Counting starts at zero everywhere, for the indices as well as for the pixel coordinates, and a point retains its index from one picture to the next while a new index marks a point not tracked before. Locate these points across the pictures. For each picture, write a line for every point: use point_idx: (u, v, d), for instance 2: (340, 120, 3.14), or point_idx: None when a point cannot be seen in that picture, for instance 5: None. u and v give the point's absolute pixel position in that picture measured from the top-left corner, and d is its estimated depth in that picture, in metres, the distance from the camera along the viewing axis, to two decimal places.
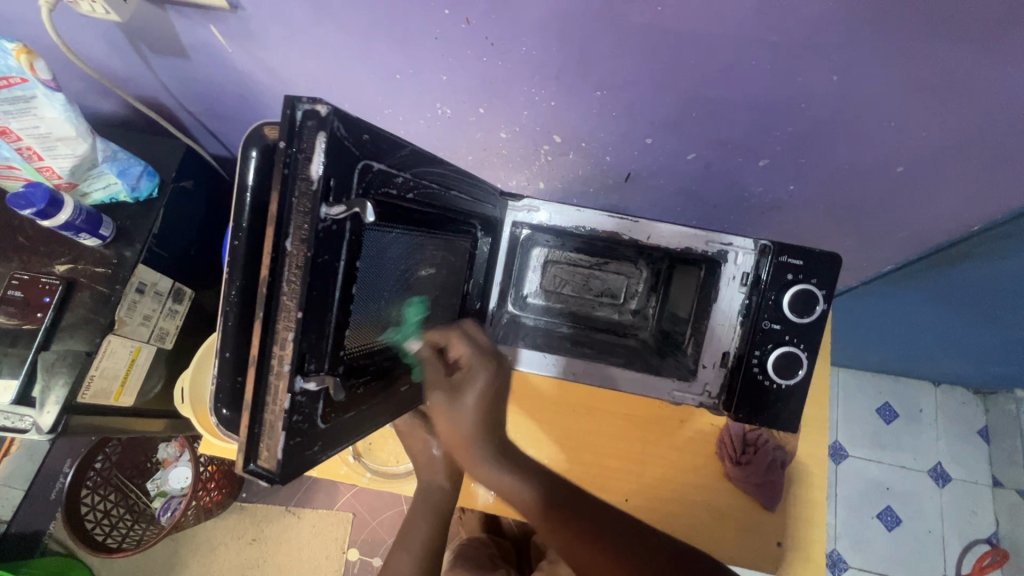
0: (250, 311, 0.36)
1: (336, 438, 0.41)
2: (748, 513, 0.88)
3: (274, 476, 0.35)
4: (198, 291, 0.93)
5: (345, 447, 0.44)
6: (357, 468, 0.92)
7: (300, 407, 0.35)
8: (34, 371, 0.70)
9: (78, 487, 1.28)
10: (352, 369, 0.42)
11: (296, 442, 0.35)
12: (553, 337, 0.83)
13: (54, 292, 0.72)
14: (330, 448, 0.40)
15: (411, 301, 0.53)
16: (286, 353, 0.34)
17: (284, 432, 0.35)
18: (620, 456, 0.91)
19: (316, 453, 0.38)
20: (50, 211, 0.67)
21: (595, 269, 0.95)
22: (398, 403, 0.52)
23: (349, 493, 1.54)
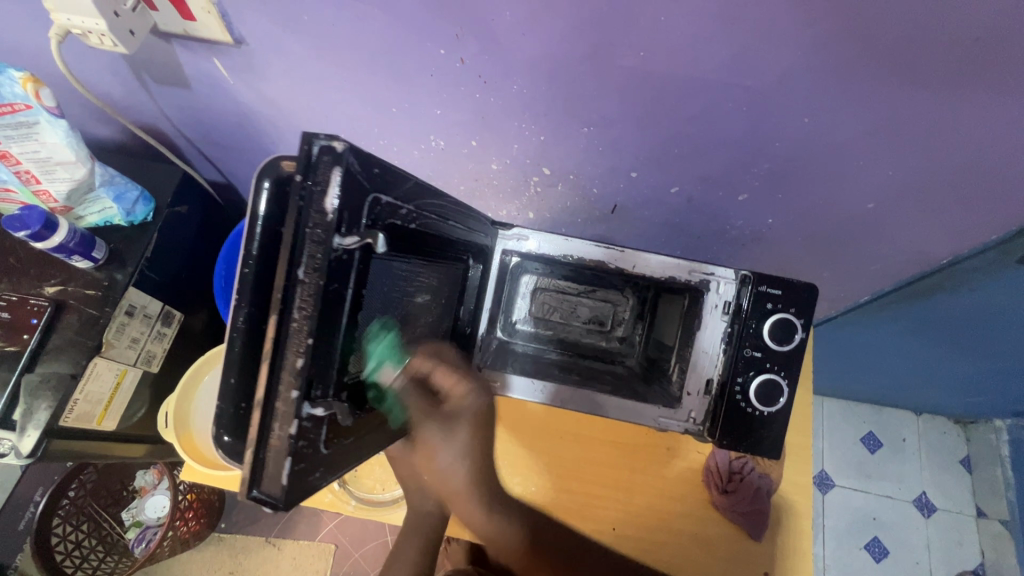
0: (258, 336, 0.37)
1: (337, 463, 0.41)
2: (735, 543, 0.88)
3: (276, 502, 0.34)
4: (189, 314, 0.93)
5: (341, 473, 0.44)
6: (342, 496, 0.91)
7: (306, 432, 0.35)
8: (16, 393, 0.69)
9: (49, 517, 1.24)
10: (354, 394, 0.43)
11: (301, 467, 0.36)
12: (542, 364, 0.84)
13: (42, 313, 0.72)
14: (331, 474, 0.40)
15: (409, 325, 0.54)
16: (297, 379, 0.34)
17: (289, 455, 0.35)
18: (606, 483, 0.91)
19: (317, 479, 0.38)
20: (44, 233, 0.67)
21: (582, 297, 0.96)
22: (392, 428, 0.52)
23: (332, 524, 1.50)
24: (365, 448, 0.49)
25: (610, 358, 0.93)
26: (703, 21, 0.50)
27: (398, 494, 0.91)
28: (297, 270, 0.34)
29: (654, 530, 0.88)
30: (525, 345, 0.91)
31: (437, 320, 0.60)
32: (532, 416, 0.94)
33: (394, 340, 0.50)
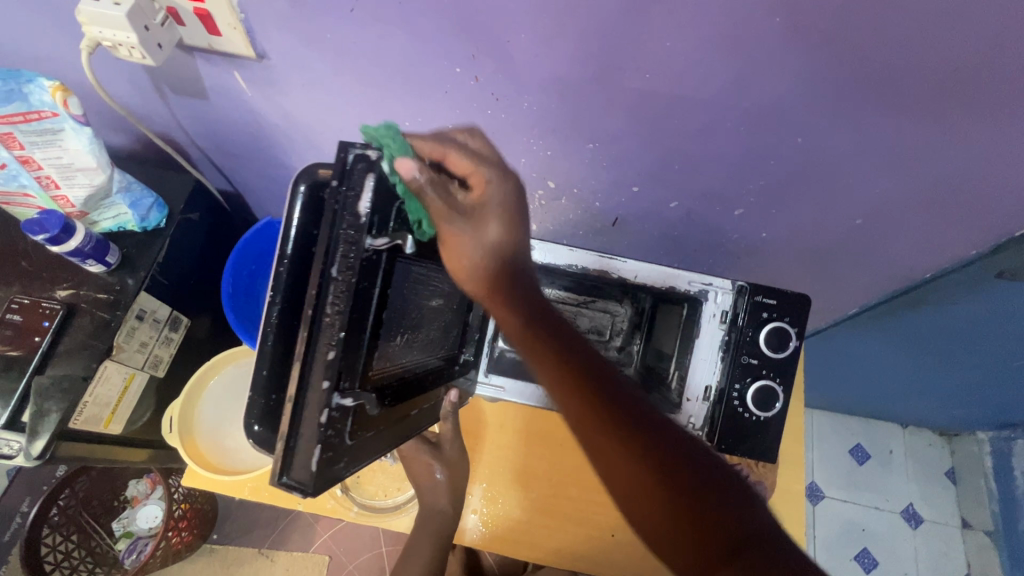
0: (289, 333, 0.38)
1: (360, 455, 0.42)
2: None
3: (306, 487, 0.35)
4: (194, 320, 0.94)
5: (363, 466, 0.44)
6: (345, 502, 0.91)
7: (334, 422, 0.37)
8: (26, 396, 0.69)
9: (38, 527, 1.22)
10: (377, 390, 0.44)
11: (328, 456, 0.37)
12: None
13: (54, 316, 0.73)
14: (354, 465, 0.41)
15: (422, 327, 0.55)
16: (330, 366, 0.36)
17: (320, 439, 0.36)
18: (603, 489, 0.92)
19: (341, 469, 0.39)
20: (62, 237, 0.69)
21: (582, 307, 0.99)
22: (408, 425, 0.53)
23: (326, 535, 1.49)
24: (388, 440, 0.49)
25: None
26: (706, 48, 0.54)
27: (401, 501, 0.91)
28: (333, 266, 0.36)
29: None
30: None
31: (445, 324, 0.62)
32: (531, 422, 0.95)
33: (408, 339, 0.51)
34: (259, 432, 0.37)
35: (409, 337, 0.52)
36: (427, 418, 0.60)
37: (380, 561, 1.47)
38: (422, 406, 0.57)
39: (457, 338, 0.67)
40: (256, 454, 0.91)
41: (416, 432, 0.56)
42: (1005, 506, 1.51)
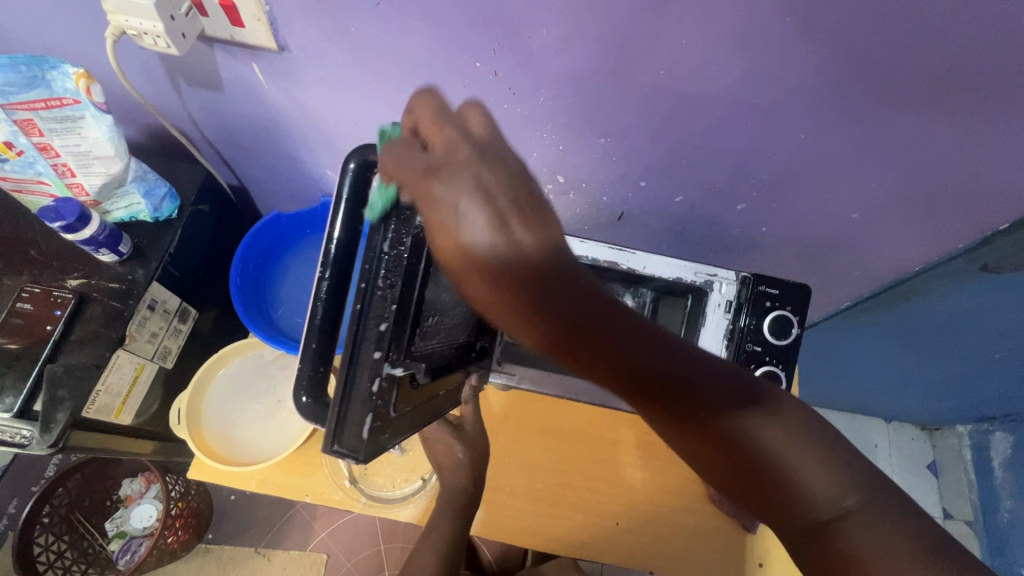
0: (338, 305, 0.41)
1: (400, 429, 0.44)
2: (732, 534, 0.92)
3: (358, 455, 0.37)
4: (202, 312, 0.94)
5: (402, 440, 0.46)
6: (353, 493, 0.91)
7: (383, 391, 0.38)
8: (38, 384, 0.69)
9: (31, 526, 1.20)
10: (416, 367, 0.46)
11: (377, 423, 0.38)
12: None
13: (66, 305, 0.72)
14: (395, 439, 0.43)
15: (449, 313, 0.58)
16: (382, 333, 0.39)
17: (370, 406, 0.38)
18: (606, 478, 0.95)
19: (385, 440, 0.41)
20: (77, 225, 0.69)
21: None
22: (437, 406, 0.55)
23: (324, 534, 1.48)
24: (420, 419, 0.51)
25: None
26: (719, 46, 0.57)
27: (409, 491, 0.92)
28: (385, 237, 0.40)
29: (653, 522, 0.92)
30: None
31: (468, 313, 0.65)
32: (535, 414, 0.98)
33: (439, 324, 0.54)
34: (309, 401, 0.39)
35: (439, 322, 0.54)
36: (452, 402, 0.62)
37: (379, 559, 1.47)
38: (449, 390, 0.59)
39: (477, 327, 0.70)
40: (264, 447, 0.91)
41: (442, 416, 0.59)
42: (985, 496, 1.57)
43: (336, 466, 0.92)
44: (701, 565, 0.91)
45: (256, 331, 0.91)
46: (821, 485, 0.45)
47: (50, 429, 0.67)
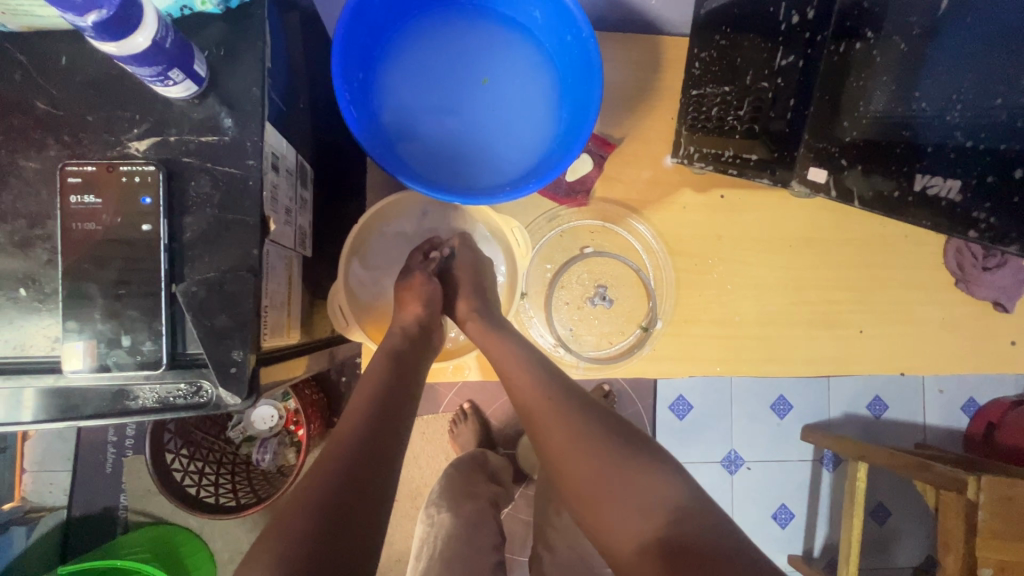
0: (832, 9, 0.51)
1: (828, 116, 0.52)
2: (984, 319, 0.85)
3: (824, 123, 0.52)
4: (317, 173, 0.64)
5: (819, 127, 0.53)
6: (570, 358, 0.82)
7: (852, 93, 0.50)
8: (179, 316, 0.44)
9: (160, 431, 1.01)
10: (907, 74, 0.47)
11: (821, 112, 0.52)
12: (906, 175, 0.48)
13: (154, 187, 0.43)
14: (823, 128, 0.52)
15: (867, 71, 0.49)
16: (890, 43, 0.48)
17: (833, 58, 0.51)
18: (848, 285, 0.83)
19: (843, 125, 0.51)
20: (125, 20, 0.36)
21: (861, 87, 0.50)
22: (821, 126, 0.53)
23: (452, 392, 1.22)
24: (827, 114, 0.52)
25: (934, 200, 0.47)
26: None
27: (640, 349, 0.79)
28: None
29: (900, 322, 0.84)
30: (948, 190, 0.46)
31: (789, 71, 0.55)
32: (751, 228, 0.81)
33: (897, 85, 0.48)
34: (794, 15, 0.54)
35: (896, 77, 0.48)
36: (824, 169, 0.53)
37: None
38: (844, 163, 0.51)
39: (678, 113, 0.76)
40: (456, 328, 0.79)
41: (718, 163, 0.64)
42: None
43: (536, 332, 0.82)
44: (961, 351, 0.85)
45: (403, 181, 0.63)
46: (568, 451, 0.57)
47: (235, 377, 0.44)
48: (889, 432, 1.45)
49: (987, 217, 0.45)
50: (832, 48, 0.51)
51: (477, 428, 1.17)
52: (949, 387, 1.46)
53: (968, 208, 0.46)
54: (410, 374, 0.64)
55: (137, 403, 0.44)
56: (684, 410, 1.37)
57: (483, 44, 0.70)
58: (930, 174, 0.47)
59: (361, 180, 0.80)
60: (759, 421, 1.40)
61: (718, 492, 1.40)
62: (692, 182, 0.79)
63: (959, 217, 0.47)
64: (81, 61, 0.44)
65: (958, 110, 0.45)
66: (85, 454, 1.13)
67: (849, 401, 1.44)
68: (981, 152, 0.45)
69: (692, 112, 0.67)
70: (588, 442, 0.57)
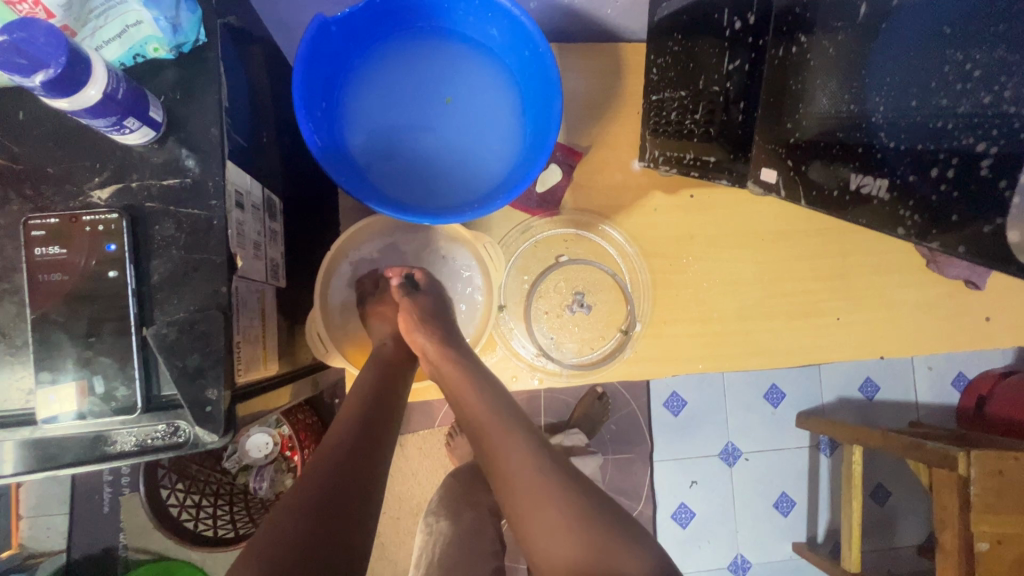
0: (767, 12, 0.51)
1: (773, 116, 0.51)
2: (958, 298, 0.86)
3: (768, 124, 0.52)
4: (288, 203, 0.65)
5: (767, 127, 0.52)
6: (552, 366, 0.82)
7: (790, 92, 0.49)
8: (151, 359, 0.44)
9: (154, 468, 1.01)
10: (832, 65, 0.44)
11: (766, 114, 0.52)
12: (845, 172, 0.44)
13: (117, 233, 0.44)
14: (770, 128, 0.52)
15: (804, 72, 0.47)
16: (817, 39, 0.45)
17: (775, 58, 0.50)
18: (822, 274, 0.84)
19: (784, 125, 0.50)
20: (75, 76, 0.37)
21: (796, 87, 0.48)
22: (765, 127, 0.53)
23: (447, 406, 1.22)
24: (771, 114, 0.52)
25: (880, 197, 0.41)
26: None
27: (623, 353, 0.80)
28: None
29: (877, 306, 0.85)
30: (879, 186, 0.41)
31: (735, 74, 0.55)
32: (721, 225, 0.82)
33: (844, 80, 0.43)
34: (731, 19, 0.55)
35: (825, 72, 0.45)
36: (773, 169, 0.53)
37: None
38: (789, 163, 0.50)
39: (642, 118, 0.77)
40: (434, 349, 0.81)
41: (681, 166, 0.67)
42: None
43: (518, 343, 0.82)
44: (940, 330, 0.86)
45: (373, 207, 0.63)
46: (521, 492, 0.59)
47: (211, 415, 0.44)
48: (882, 413, 1.46)
49: (913, 214, 0.38)
50: (772, 50, 0.50)
51: None
52: (938, 364, 1.48)
53: (897, 207, 0.40)
54: (395, 392, 0.65)
55: (115, 447, 0.44)
56: (679, 406, 1.38)
57: (441, 66, 0.71)
58: (862, 172, 0.42)
59: (335, 204, 0.80)
60: (753, 411, 1.41)
61: (719, 485, 1.40)
62: (661, 185, 0.81)
63: (888, 216, 0.41)
64: (39, 114, 0.45)
65: (882, 109, 0.40)
66: (82, 496, 1.13)
67: (841, 386, 1.46)
68: (906, 151, 0.38)
69: (655, 119, 0.72)
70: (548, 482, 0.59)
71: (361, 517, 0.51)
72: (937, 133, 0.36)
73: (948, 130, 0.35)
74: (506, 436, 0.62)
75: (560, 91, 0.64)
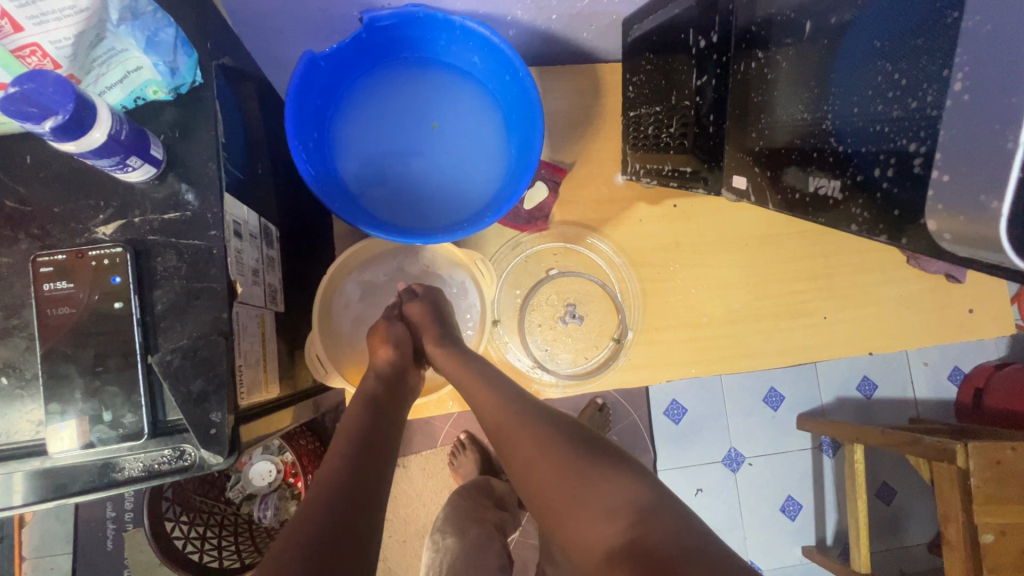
0: (727, 31, 0.54)
1: (740, 126, 0.54)
2: (941, 292, 0.89)
3: (736, 133, 0.55)
4: (284, 231, 0.67)
5: (735, 137, 0.56)
6: (547, 378, 0.84)
7: (753, 104, 0.52)
8: (156, 385, 0.46)
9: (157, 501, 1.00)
10: (786, 78, 0.47)
11: (735, 124, 0.55)
12: (803, 172, 0.46)
13: (122, 266, 0.46)
14: (737, 138, 0.55)
15: (763, 85, 0.50)
16: (771, 54, 0.49)
17: (737, 72, 0.54)
18: (807, 274, 0.86)
19: (750, 135, 0.53)
20: (82, 122, 0.39)
21: (758, 99, 0.51)
22: (734, 137, 0.56)
23: (449, 425, 1.23)
24: (738, 124, 0.55)
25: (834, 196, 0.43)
26: None
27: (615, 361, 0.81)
28: None
29: (863, 303, 0.87)
30: (830, 186, 0.43)
31: (701, 89, 0.58)
32: (704, 232, 0.84)
33: (794, 93, 0.46)
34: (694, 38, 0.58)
35: (782, 85, 0.47)
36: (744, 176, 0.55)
37: None
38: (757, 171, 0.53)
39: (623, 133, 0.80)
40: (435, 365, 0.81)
41: (661, 177, 0.70)
42: None
43: (513, 356, 0.84)
44: (926, 324, 0.89)
45: (366, 230, 0.66)
46: (533, 469, 0.60)
47: (216, 437, 0.45)
48: (882, 410, 1.47)
49: (862, 209, 0.41)
50: (734, 65, 0.54)
51: (476, 456, 1.18)
52: (933, 359, 1.50)
53: (850, 204, 0.42)
54: (388, 417, 0.66)
55: (123, 474, 0.45)
56: (680, 413, 1.39)
57: (426, 93, 0.75)
58: (817, 175, 0.44)
59: (330, 230, 0.83)
60: (753, 415, 1.42)
61: (724, 492, 1.40)
62: (645, 197, 0.83)
63: (840, 214, 0.43)
64: (45, 158, 0.47)
65: (830, 116, 0.43)
66: (85, 535, 1.12)
67: (840, 385, 1.47)
68: (848, 155, 0.41)
69: (634, 133, 0.75)
70: (554, 457, 0.60)
71: (361, 531, 0.52)
72: (877, 136, 0.38)
73: (882, 133, 0.38)
74: (512, 420, 0.64)
75: (541, 111, 0.68)
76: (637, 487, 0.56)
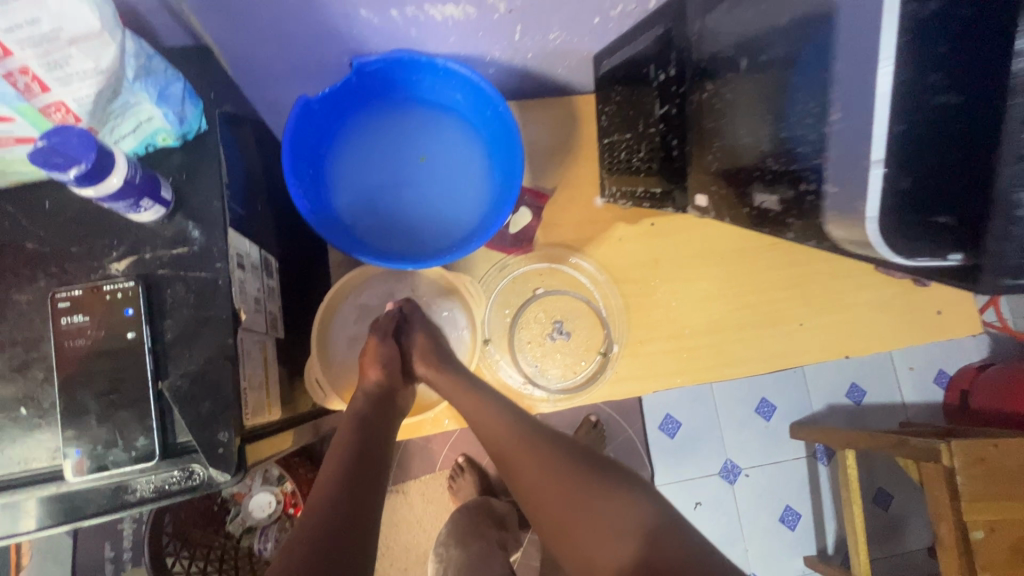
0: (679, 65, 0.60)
1: (700, 149, 0.60)
2: (910, 295, 0.93)
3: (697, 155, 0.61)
4: (283, 262, 0.71)
5: (698, 158, 0.61)
6: (538, 393, 0.87)
7: (707, 130, 0.58)
8: (167, 409, 0.49)
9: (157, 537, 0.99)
10: (731, 105, 0.53)
11: (695, 148, 0.61)
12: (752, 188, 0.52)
13: (134, 298, 0.49)
14: (700, 159, 0.61)
15: (714, 113, 0.56)
16: (716, 86, 0.55)
17: (691, 102, 0.60)
18: (783, 284, 0.91)
19: (709, 157, 0.59)
20: (101, 169, 0.43)
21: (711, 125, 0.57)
22: (697, 159, 0.62)
23: (447, 449, 1.24)
24: (698, 147, 0.60)
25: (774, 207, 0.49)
26: None
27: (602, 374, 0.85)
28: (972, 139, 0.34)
29: (838, 309, 0.92)
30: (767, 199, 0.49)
31: (662, 118, 0.65)
32: (680, 247, 0.89)
33: (740, 119, 0.52)
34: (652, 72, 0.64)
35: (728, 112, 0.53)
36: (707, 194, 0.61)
37: None
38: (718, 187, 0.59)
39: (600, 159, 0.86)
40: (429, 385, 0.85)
41: (636, 199, 0.76)
42: None
43: (504, 373, 0.87)
44: (900, 327, 0.93)
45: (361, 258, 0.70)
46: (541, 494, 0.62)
47: (224, 456, 0.49)
48: (872, 416, 1.50)
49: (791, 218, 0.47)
50: (688, 96, 0.60)
51: (475, 478, 1.19)
52: (917, 363, 1.53)
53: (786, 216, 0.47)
54: (380, 437, 0.69)
55: (135, 495, 0.48)
56: (674, 428, 1.41)
57: (412, 128, 0.80)
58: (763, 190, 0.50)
59: (325, 260, 0.87)
60: (746, 426, 1.45)
61: (722, 504, 1.42)
62: (624, 217, 0.88)
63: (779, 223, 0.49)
64: (62, 202, 0.51)
65: (770, 139, 0.48)
66: None
67: (830, 393, 1.50)
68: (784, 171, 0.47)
69: (609, 159, 0.81)
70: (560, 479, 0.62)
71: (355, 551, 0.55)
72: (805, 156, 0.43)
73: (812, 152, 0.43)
74: (516, 445, 0.66)
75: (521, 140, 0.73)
76: (643, 507, 0.58)
